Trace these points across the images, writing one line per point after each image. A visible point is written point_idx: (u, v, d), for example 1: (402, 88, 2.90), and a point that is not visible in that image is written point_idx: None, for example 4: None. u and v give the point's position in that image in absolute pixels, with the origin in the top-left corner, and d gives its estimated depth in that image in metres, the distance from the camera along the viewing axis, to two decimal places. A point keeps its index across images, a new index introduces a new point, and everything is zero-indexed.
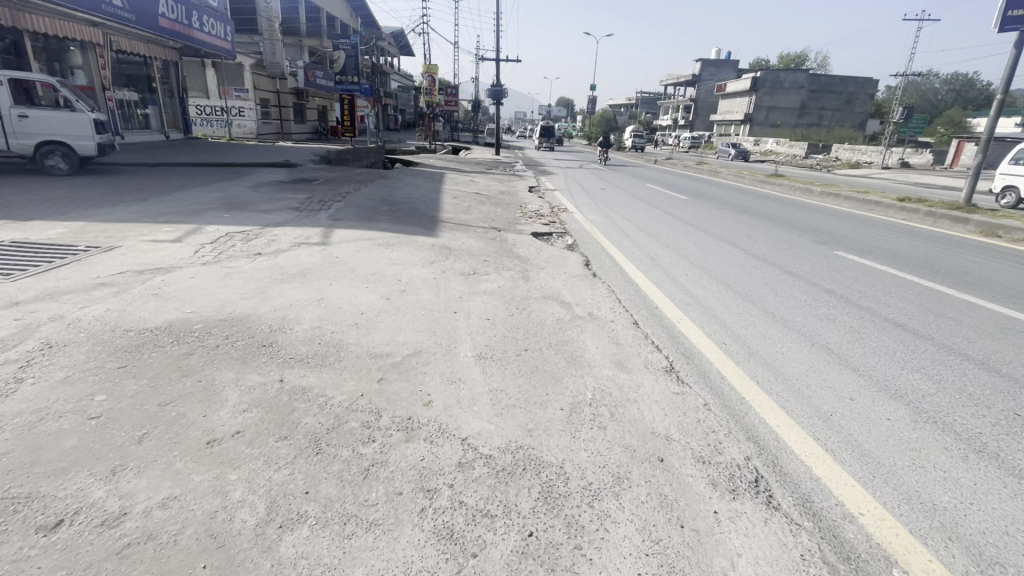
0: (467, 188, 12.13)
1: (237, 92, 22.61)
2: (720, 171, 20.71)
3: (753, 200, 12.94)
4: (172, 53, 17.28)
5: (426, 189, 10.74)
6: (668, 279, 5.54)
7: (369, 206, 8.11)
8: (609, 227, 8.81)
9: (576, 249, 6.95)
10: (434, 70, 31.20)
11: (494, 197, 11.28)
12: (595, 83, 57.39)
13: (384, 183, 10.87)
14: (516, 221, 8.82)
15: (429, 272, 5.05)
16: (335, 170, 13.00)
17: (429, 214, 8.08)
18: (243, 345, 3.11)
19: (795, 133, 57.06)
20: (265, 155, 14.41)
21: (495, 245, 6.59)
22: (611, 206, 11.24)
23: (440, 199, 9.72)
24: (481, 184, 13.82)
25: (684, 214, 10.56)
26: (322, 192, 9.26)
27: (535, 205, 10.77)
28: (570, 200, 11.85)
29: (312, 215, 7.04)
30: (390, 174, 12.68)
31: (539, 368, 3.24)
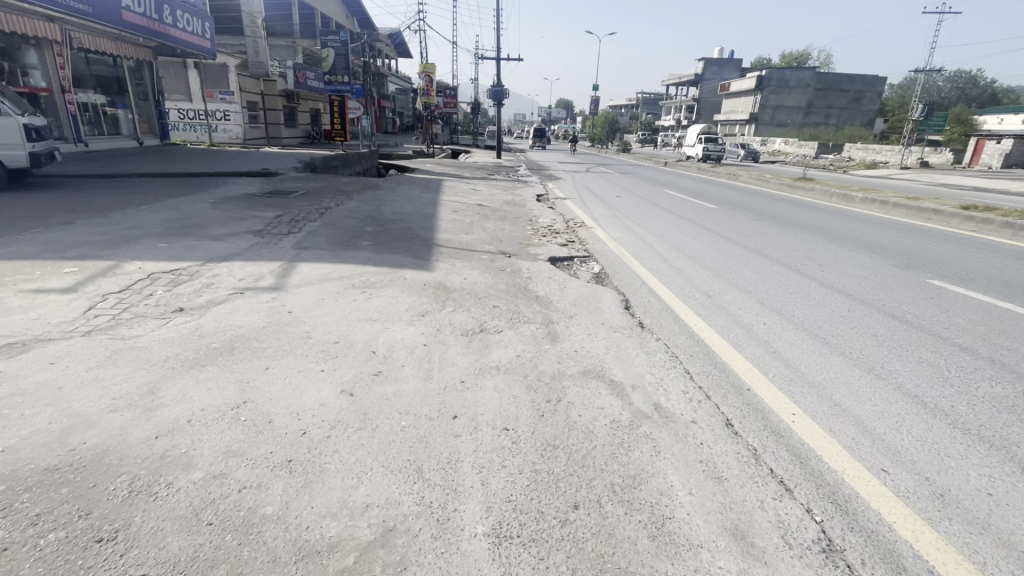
0: (467, 199, 10.67)
1: (222, 96, 21.59)
2: (740, 173, 19.27)
3: (789, 208, 11.50)
4: (144, 52, 15.85)
5: (420, 202, 9.30)
6: (743, 333, 4.08)
7: (350, 227, 6.67)
8: (639, 247, 7.36)
9: (608, 282, 5.50)
10: (431, 70, 29.74)
11: (498, 209, 9.84)
12: (597, 85, 56.14)
13: (371, 195, 9.42)
14: (527, 241, 7.39)
15: (419, 334, 3.60)
16: (318, 180, 11.54)
17: (422, 236, 6.65)
18: (56, 544, 1.66)
19: (802, 132, 55.64)
20: (243, 163, 12.97)
21: (506, 280, 5.17)
22: (633, 218, 9.82)
23: (437, 215, 8.30)
24: (484, 193, 12.41)
25: (720, 227, 9.12)
26: (295, 209, 7.80)
27: (545, 218, 9.34)
28: (586, 211, 10.43)
29: (275, 242, 5.61)
30: (380, 184, 11.24)
31: (608, 566, 1.79)
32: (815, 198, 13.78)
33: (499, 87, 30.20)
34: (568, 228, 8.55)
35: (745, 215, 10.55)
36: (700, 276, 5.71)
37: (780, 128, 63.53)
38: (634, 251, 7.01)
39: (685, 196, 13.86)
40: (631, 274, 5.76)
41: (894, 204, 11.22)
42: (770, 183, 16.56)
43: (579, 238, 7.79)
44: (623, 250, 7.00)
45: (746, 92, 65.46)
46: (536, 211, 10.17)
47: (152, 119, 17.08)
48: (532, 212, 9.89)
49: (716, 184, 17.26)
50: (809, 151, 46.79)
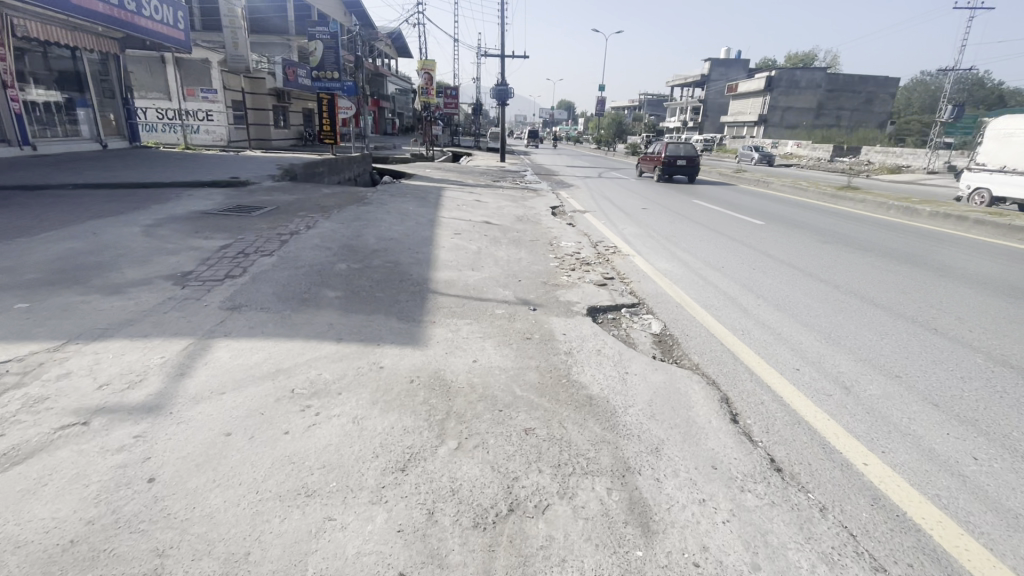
0: (471, 215, 8.90)
1: (203, 93, 20.37)
2: (770, 180, 17.64)
3: (847, 224, 9.88)
4: (108, 43, 14.13)
5: (413, 221, 7.55)
6: (963, 491, 2.36)
7: (317, 265, 4.92)
8: (697, 284, 5.68)
9: (683, 359, 3.74)
10: (430, 68, 27.95)
11: (510, 230, 8.09)
12: (602, 86, 54.57)
13: (354, 212, 7.65)
14: (552, 276, 5.72)
15: (389, 533, 1.86)
16: (296, 191, 9.82)
17: (414, 278, 4.90)
18: None
19: (814, 134, 53.94)
20: (213, 169, 11.23)
21: (538, 362, 3.42)
22: (674, 239, 8.17)
23: (436, 241, 6.55)
24: (490, 204, 10.74)
25: (784, 252, 7.43)
26: (253, 234, 6.05)
27: (569, 241, 7.61)
28: (614, 231, 8.73)
29: (199, 297, 3.87)
30: (368, 197, 9.50)
31: None
32: (867, 211, 12.04)
33: (503, 86, 28.47)
34: (600, 257, 6.80)
35: (803, 234, 8.84)
36: (811, 347, 3.99)
37: (790, 130, 61.67)
38: (698, 294, 5.30)
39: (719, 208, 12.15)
40: (715, 342, 4.03)
41: (976, 220, 9.47)
42: (807, 192, 14.82)
43: (617, 272, 6.06)
44: (682, 293, 5.29)
45: (754, 93, 63.78)
46: (555, 231, 8.40)
47: (119, 120, 15.42)
48: (550, 234, 8.13)
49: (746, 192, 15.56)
50: (823, 155, 44.93)
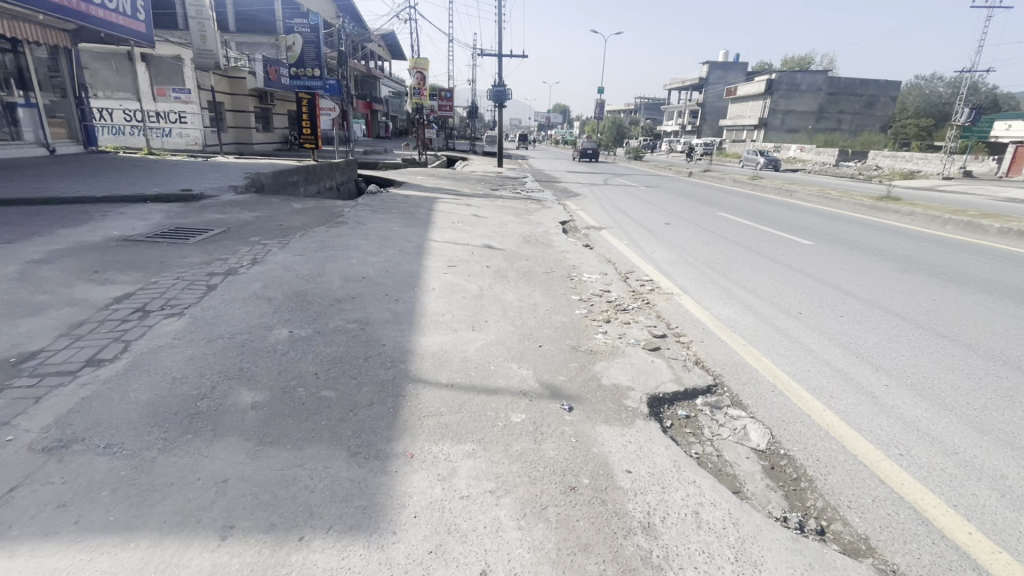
0: (469, 237, 7.30)
1: (175, 93, 18.79)
2: (792, 188, 16.21)
3: (907, 243, 8.46)
4: (57, 36, 12.44)
5: (396, 248, 5.97)
6: None
7: (243, 332, 3.33)
8: (781, 343, 4.17)
9: (836, 525, 2.22)
10: (422, 67, 26.40)
11: (518, 257, 6.51)
12: (600, 89, 53.16)
13: (322, 236, 6.06)
14: (581, 332, 4.18)
15: None
16: (258, 206, 8.19)
17: (388, 351, 3.32)
18: None
19: (817, 138, 52.74)
20: (166, 179, 9.59)
21: (599, 564, 1.84)
22: (719, 268, 6.66)
23: (423, 280, 4.97)
24: (490, 220, 9.21)
25: (861, 287, 5.94)
26: (175, 274, 4.46)
27: (591, 274, 6.08)
28: (642, 256, 7.21)
29: (10, 418, 2.27)
30: (346, 213, 7.91)
31: None
32: (917, 226, 10.56)
33: (500, 87, 26.90)
34: (635, 298, 5.24)
35: (868, 258, 7.37)
36: None
37: (790, 134, 60.56)
38: (792, 366, 3.76)
39: (750, 222, 10.66)
40: (875, 486, 2.47)
41: None
42: (840, 202, 13.31)
43: (666, 324, 4.51)
44: (771, 364, 3.76)
45: (754, 97, 62.63)
46: (573, 257, 6.84)
47: (71, 121, 13.80)
48: (567, 262, 6.55)
49: (769, 201, 14.12)
50: (828, 159, 43.54)
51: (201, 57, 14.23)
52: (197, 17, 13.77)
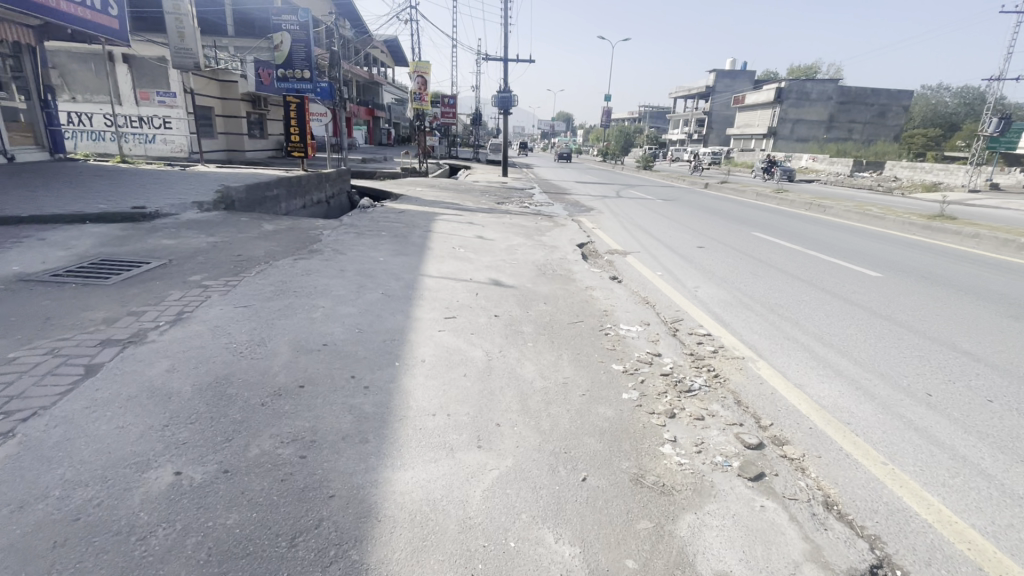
0: (473, 269, 5.96)
1: (159, 97, 17.46)
2: (824, 203, 14.87)
3: (994, 274, 7.11)
4: (19, 31, 11.23)
5: (378, 290, 4.63)
6: None
7: (93, 479, 1.97)
8: (939, 460, 2.81)
9: None
10: (424, 70, 25.23)
11: (534, 299, 5.16)
12: (607, 96, 51.92)
13: (284, 274, 4.72)
14: (637, 440, 2.82)
15: None
16: (222, 228, 6.87)
17: (334, 517, 1.96)
18: None
19: (829, 147, 51.56)
20: (123, 191, 8.29)
21: None
22: (787, 313, 5.31)
23: (409, 343, 3.62)
24: (497, 243, 7.88)
25: (982, 345, 4.58)
26: (52, 344, 3.11)
27: (629, 324, 4.72)
28: (684, 294, 5.86)
29: None
30: (324, 237, 6.58)
31: None
32: (986, 250, 9.17)
33: (506, 93, 25.70)
34: (697, 367, 3.88)
35: (963, 297, 6.01)
36: None
37: (800, 143, 59.27)
38: (983, 517, 2.38)
39: (792, 245, 9.34)
40: None
41: None
42: (884, 219, 11.95)
43: (755, 420, 3.15)
44: (949, 513, 2.39)
45: (763, 105, 61.46)
46: (602, 298, 5.49)
47: (36, 125, 12.53)
48: (596, 305, 5.20)
49: (801, 219, 12.79)
50: (842, 170, 42.20)
51: (179, 57, 13.01)
52: (175, 12, 12.63)
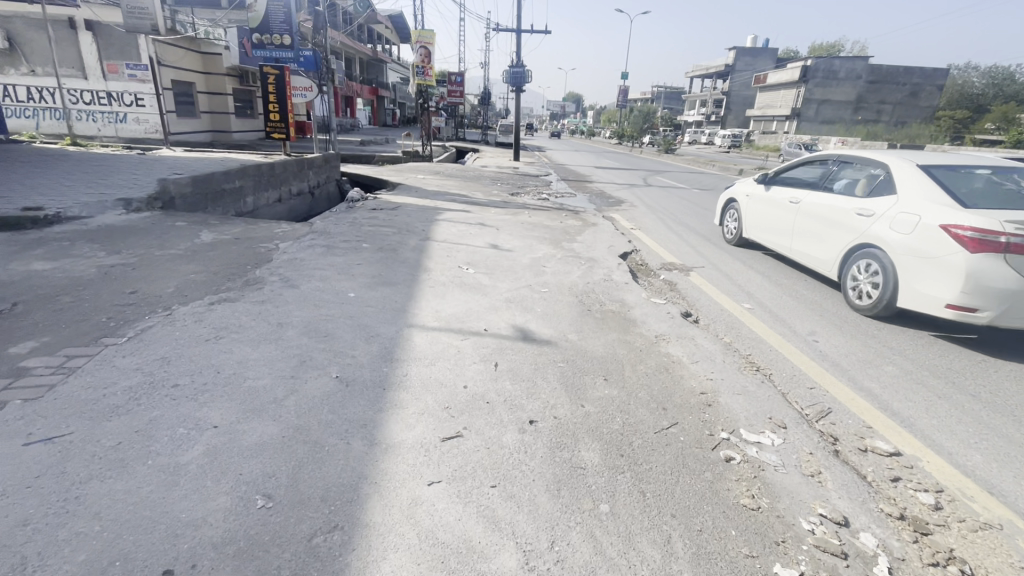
0: (488, 309, 4.05)
1: (129, 70, 15.49)
2: None
3: None
4: None
5: (328, 371, 2.74)
6: None
7: None
8: None
9: None
10: (427, 42, 23.04)
11: (588, 372, 3.24)
12: (623, 76, 48.96)
13: (176, 342, 2.82)
14: None
15: None
16: (140, 239, 4.96)
17: None
18: None
19: (859, 130, 48.58)
20: (34, 185, 6.42)
21: None
22: (985, 393, 3.37)
23: (363, 546, 1.72)
24: (516, 256, 5.95)
25: None
26: None
27: (755, 430, 2.80)
28: (803, 351, 3.95)
29: None
30: (278, 255, 4.67)
31: None
32: None
33: (518, 67, 23.40)
34: (943, 569, 1.96)
35: None
36: None
37: (826, 125, 56.11)
38: None
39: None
40: None
41: None
42: None
43: None
44: None
45: (787, 85, 58.16)
46: (687, 365, 3.57)
47: None
48: (685, 385, 3.27)
49: None
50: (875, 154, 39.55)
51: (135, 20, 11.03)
52: None
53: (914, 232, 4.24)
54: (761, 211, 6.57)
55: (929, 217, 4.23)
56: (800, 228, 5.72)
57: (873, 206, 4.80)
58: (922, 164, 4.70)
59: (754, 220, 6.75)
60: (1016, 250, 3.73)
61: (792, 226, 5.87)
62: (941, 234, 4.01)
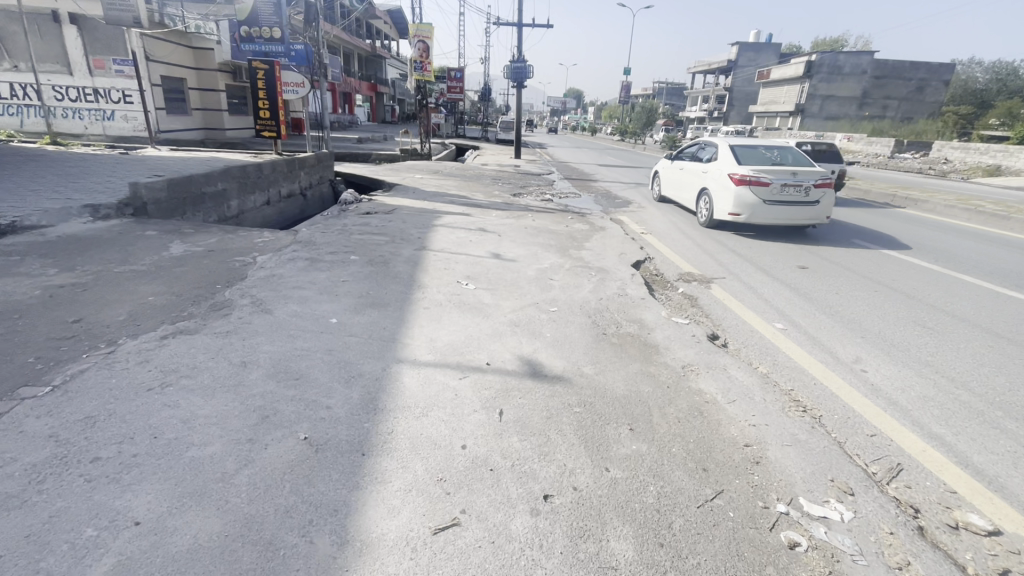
0: (490, 336, 3.53)
1: (116, 65, 14.99)
2: (915, 195, 12.14)
3: None
4: None
5: (295, 431, 2.23)
6: None
7: None
8: None
9: None
10: (426, 35, 22.45)
11: (609, 420, 2.73)
12: (625, 71, 48.20)
13: (111, 391, 2.31)
14: None
15: None
16: (101, 251, 4.44)
17: None
18: None
19: (865, 126, 47.88)
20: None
21: None
22: None
23: None
24: (520, 267, 5.43)
25: None
26: None
27: (819, 502, 2.29)
28: (853, 384, 3.44)
29: None
30: (254, 271, 4.15)
31: None
32: None
33: (520, 62, 22.80)
34: None
35: None
36: None
37: (830, 121, 55.39)
38: None
39: (914, 258, 6.92)
40: None
41: None
42: (1011, 221, 9.32)
43: None
44: None
45: (791, 80, 57.42)
46: (723, 406, 3.06)
47: None
48: (725, 435, 2.75)
49: (892, 216, 10.25)
50: (882, 151, 38.87)
51: None
52: None
53: (716, 175, 8.27)
54: (665, 174, 10.81)
55: (727, 169, 7.97)
56: (684, 181, 9.62)
57: (702, 167, 8.96)
58: (732, 144, 8.47)
59: (668, 182, 10.60)
60: (756, 184, 7.53)
61: (676, 179, 10.15)
62: (717, 185, 8.05)
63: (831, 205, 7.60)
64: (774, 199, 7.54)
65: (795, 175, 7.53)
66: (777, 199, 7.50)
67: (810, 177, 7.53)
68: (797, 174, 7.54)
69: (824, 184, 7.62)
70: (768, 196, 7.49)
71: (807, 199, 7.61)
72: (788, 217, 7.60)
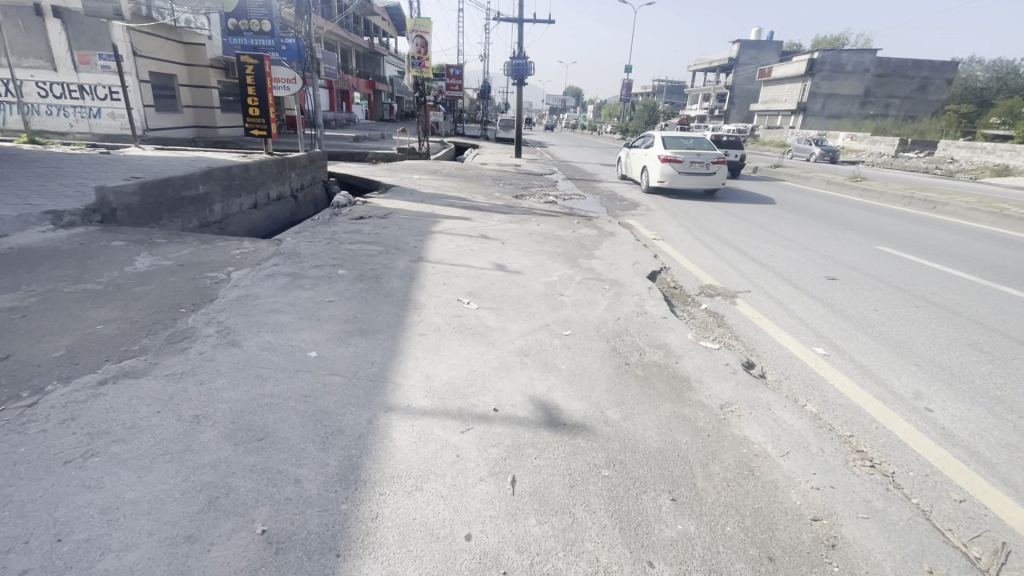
0: (497, 371, 3.03)
1: (103, 61, 14.43)
2: (933, 197, 11.65)
3: None
4: None
5: (251, 522, 1.72)
6: None
7: None
8: None
9: None
10: (424, 31, 21.91)
11: (645, 487, 2.23)
12: (626, 68, 47.60)
13: (15, 469, 1.80)
14: None
15: None
16: (54, 267, 3.93)
17: None
18: None
19: (867, 124, 47.37)
20: None
21: None
22: None
23: None
24: (527, 281, 4.92)
25: None
26: None
27: None
28: (922, 429, 2.94)
29: None
30: (225, 292, 3.64)
31: None
32: None
33: (520, 59, 22.26)
34: None
35: None
36: None
37: (832, 119, 54.89)
38: None
39: (948, 268, 6.42)
40: None
41: None
42: None
43: None
44: None
45: (793, 78, 56.90)
46: (777, 460, 2.56)
47: None
48: (787, 505, 2.25)
49: (914, 219, 9.75)
50: (886, 149, 38.33)
51: None
52: None
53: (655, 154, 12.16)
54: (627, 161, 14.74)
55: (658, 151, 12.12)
56: (635, 164, 13.98)
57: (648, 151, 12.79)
58: (665, 135, 12.49)
59: (634, 163, 13.95)
60: (673, 160, 11.68)
61: (635, 160, 13.92)
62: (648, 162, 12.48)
63: (725, 175, 11.51)
64: (686, 170, 11.64)
65: (699, 155, 11.71)
66: (687, 170, 11.61)
67: (709, 157, 11.62)
68: (699, 156, 11.86)
69: (720, 160, 11.56)
70: (681, 169, 11.66)
71: (709, 171, 11.62)
72: (698, 180, 11.41)
